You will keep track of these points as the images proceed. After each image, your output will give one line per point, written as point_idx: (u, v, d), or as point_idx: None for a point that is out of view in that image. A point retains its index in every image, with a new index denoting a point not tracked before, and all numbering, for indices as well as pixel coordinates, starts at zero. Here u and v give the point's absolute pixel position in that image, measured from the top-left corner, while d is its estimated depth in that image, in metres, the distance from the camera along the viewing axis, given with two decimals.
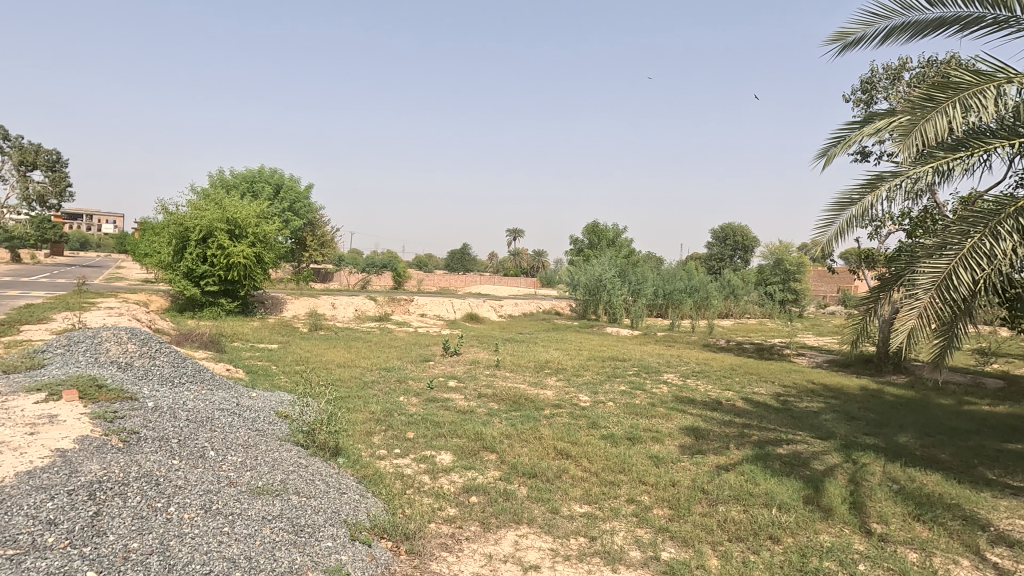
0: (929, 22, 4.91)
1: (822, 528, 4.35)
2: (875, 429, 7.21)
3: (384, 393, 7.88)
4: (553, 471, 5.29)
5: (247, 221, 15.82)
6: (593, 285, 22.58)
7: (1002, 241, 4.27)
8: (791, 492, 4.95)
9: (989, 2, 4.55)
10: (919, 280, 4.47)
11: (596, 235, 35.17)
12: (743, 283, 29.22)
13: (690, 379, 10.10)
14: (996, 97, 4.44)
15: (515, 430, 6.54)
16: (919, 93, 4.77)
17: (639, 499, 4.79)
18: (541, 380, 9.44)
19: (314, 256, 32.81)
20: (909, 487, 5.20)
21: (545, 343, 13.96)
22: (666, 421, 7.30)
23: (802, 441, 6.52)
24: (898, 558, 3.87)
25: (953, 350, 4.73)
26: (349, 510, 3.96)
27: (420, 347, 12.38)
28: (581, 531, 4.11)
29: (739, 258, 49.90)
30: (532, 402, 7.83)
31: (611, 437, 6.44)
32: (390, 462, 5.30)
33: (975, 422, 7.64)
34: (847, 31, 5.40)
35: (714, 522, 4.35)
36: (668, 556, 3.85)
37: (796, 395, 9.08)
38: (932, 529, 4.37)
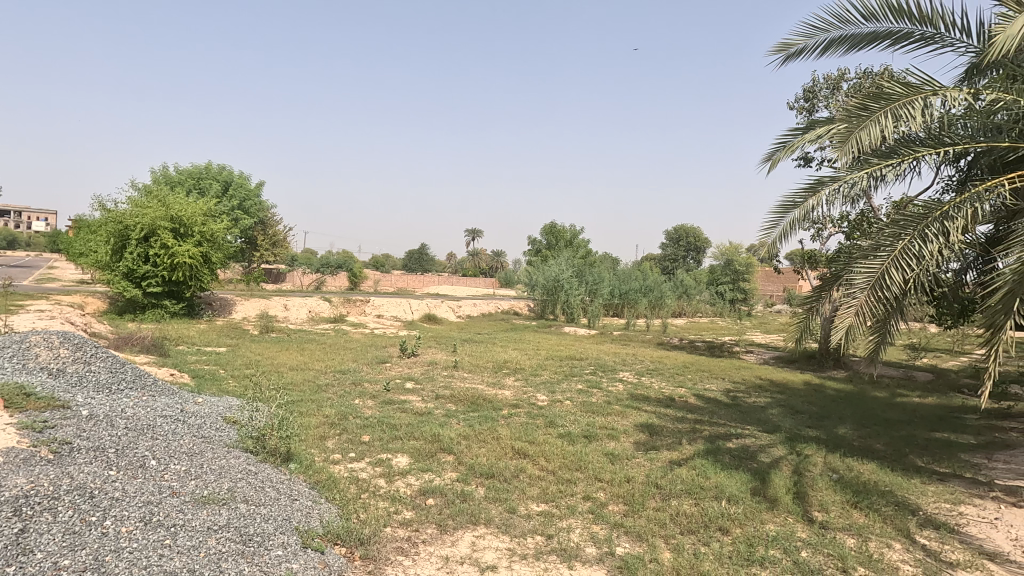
0: (864, 35, 5.18)
1: (768, 517, 4.52)
2: (816, 422, 7.57)
3: (338, 397, 7.71)
4: (509, 471, 5.30)
5: (192, 219, 15.15)
6: (551, 285, 22.83)
7: (928, 243, 4.56)
8: (740, 484, 5.14)
9: (917, 20, 4.85)
10: (856, 280, 4.71)
11: (553, 236, 35.38)
12: (695, 282, 30.04)
13: (645, 377, 10.33)
14: (922, 108, 4.75)
15: (473, 431, 6.52)
16: (854, 102, 5.04)
17: (594, 496, 4.86)
18: (499, 380, 9.45)
19: (265, 256, 31.68)
20: (847, 476, 5.49)
21: (503, 343, 13.98)
22: (621, 419, 7.43)
23: (750, 435, 6.78)
24: (836, 543, 4.08)
25: (886, 345, 5.03)
26: (300, 517, 3.85)
27: (377, 348, 12.17)
28: (537, 530, 4.14)
29: (692, 258, 51.01)
30: (490, 403, 7.83)
31: (568, 436, 6.51)
32: (345, 467, 5.19)
33: (906, 413, 8.13)
34: (790, 43, 5.64)
35: (666, 516, 4.46)
36: (622, 551, 3.92)
37: (745, 391, 9.43)
38: (867, 515, 4.63)
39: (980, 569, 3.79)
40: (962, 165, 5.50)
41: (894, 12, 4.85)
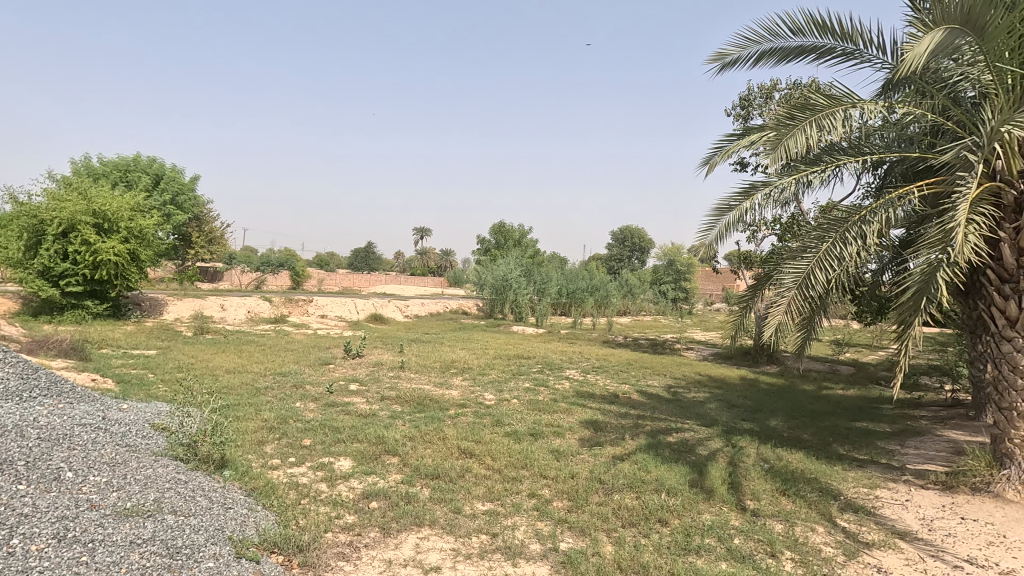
0: (792, 48, 5.48)
1: (704, 508, 4.71)
2: (750, 414, 7.96)
3: (278, 400, 7.44)
4: (455, 471, 5.28)
5: (118, 213, 14.22)
6: (500, 284, 22.85)
7: (848, 246, 4.88)
8: (679, 476, 5.33)
9: (839, 36, 5.17)
10: (784, 280, 4.99)
11: (502, 235, 35.42)
12: (640, 282, 30.90)
13: (590, 374, 10.52)
14: (843, 119, 5.08)
15: (419, 432, 6.45)
16: (783, 112, 5.33)
17: (539, 493, 4.91)
18: (446, 380, 9.39)
19: (200, 254, 30.12)
20: (777, 465, 5.80)
21: (450, 343, 13.90)
22: (567, 416, 7.55)
23: (689, 429, 7.04)
24: (766, 530, 4.30)
25: (811, 341, 5.34)
26: (234, 526, 3.68)
27: (320, 349, 11.82)
28: (482, 529, 4.14)
29: (637, 258, 52.19)
30: (437, 403, 7.77)
31: (515, 434, 6.55)
32: (284, 472, 5.01)
33: (830, 405, 8.68)
34: (725, 52, 5.87)
35: (609, 510, 4.57)
36: (566, 546, 3.99)
37: (685, 386, 9.79)
38: (794, 501, 4.90)
39: (892, 547, 4.10)
40: (878, 174, 5.93)
41: (819, 27, 5.15)
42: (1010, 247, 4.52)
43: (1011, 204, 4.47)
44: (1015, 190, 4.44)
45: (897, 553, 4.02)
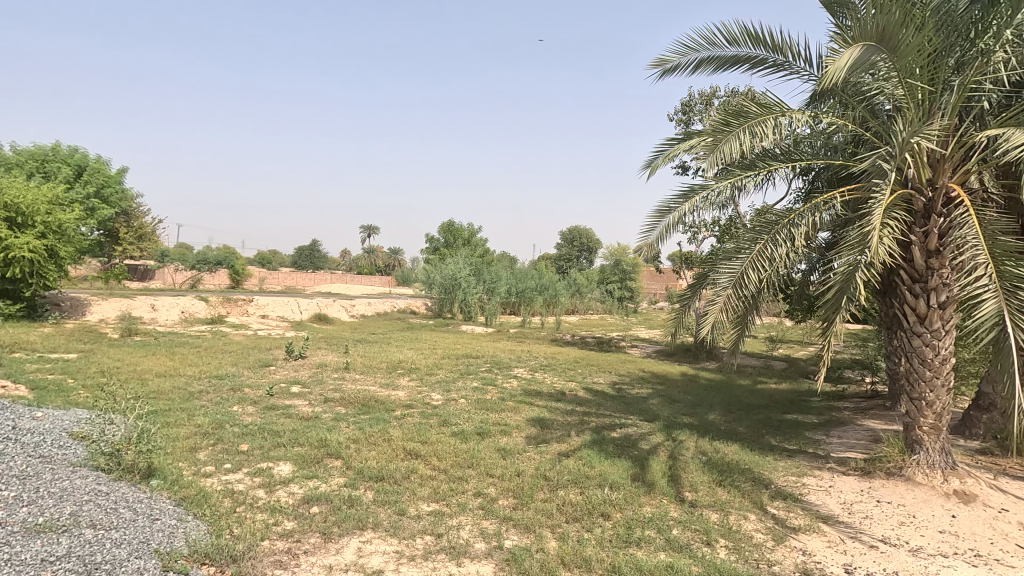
0: (728, 57, 5.72)
1: (645, 500, 4.86)
2: (690, 409, 8.26)
3: (213, 404, 7.10)
4: (401, 473, 5.21)
5: (33, 206, 13.18)
6: (449, 283, 22.73)
7: (778, 247, 5.15)
8: (622, 471, 5.47)
9: (771, 48, 5.44)
10: (720, 280, 5.20)
11: (451, 234, 35.14)
12: (588, 281, 31.43)
13: (538, 372, 10.62)
14: (774, 127, 5.35)
15: (363, 434, 6.32)
16: (719, 118, 5.56)
17: (485, 491, 4.92)
18: (393, 381, 9.23)
19: (128, 251, 28.32)
20: (714, 457, 6.05)
21: (397, 343, 13.70)
22: (514, 414, 7.59)
23: (632, 424, 7.24)
24: (703, 520, 4.47)
25: (745, 338, 5.59)
26: (161, 538, 3.49)
27: (259, 351, 11.37)
28: (426, 530, 4.11)
29: (585, 258, 53.20)
30: (382, 404, 7.63)
31: (462, 434, 6.53)
32: (218, 479, 4.80)
33: (764, 398, 9.13)
34: (666, 59, 6.06)
35: (553, 506, 4.63)
36: (510, 544, 4.01)
37: (630, 383, 10.05)
38: (729, 491, 5.13)
39: (816, 531, 4.36)
40: (806, 180, 6.28)
41: (752, 38, 5.40)
42: (919, 248, 4.90)
43: (921, 209, 4.86)
44: (924, 196, 4.82)
45: (821, 536, 4.27)
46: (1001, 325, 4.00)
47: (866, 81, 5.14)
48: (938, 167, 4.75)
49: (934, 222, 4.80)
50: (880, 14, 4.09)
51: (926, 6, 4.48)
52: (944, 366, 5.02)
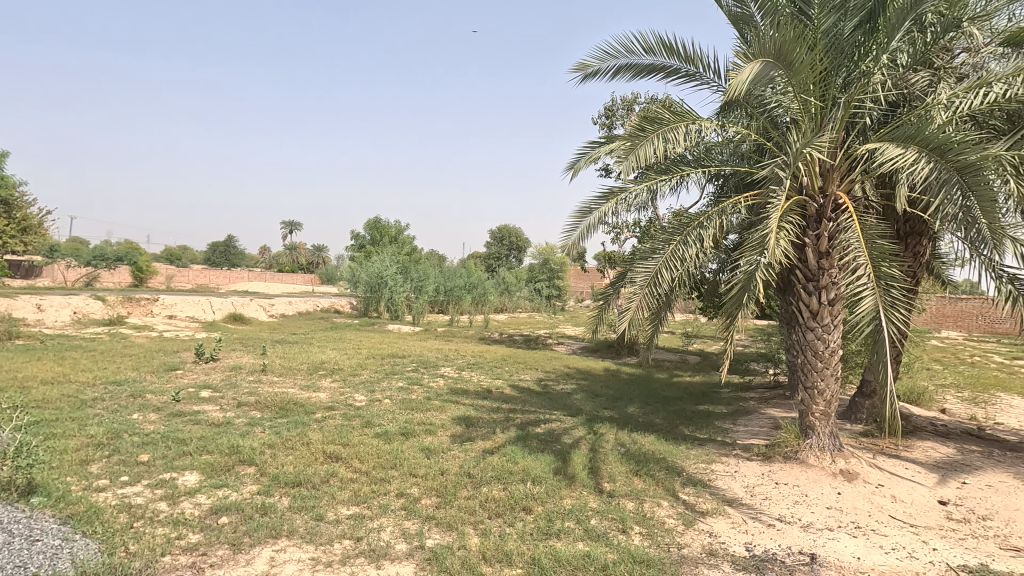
0: (644, 65, 5.97)
1: (566, 493, 4.99)
2: (611, 403, 8.57)
3: (109, 413, 6.53)
4: (319, 477, 5.04)
5: None
6: (374, 282, 22.25)
7: (690, 247, 5.45)
8: (544, 465, 5.58)
9: (683, 59, 5.74)
10: (637, 279, 5.42)
11: (377, 231, 34.29)
12: (516, 280, 31.75)
13: (465, 371, 10.62)
14: (686, 133, 5.65)
15: (280, 438, 6.05)
16: (634, 123, 5.78)
17: (408, 492, 4.86)
18: (313, 383, 8.89)
19: (9, 245, 25.40)
20: (632, 448, 6.32)
21: (319, 343, 13.21)
22: (440, 413, 7.55)
23: (556, 419, 7.41)
24: (619, 508, 4.66)
25: (660, 333, 5.87)
26: (42, 561, 3.18)
27: (165, 354, 10.57)
28: (345, 534, 4.00)
29: (513, 257, 53.60)
30: (302, 407, 7.34)
31: (385, 435, 6.41)
32: (113, 493, 4.42)
33: (679, 391, 9.64)
34: (587, 64, 6.22)
35: (476, 503, 4.65)
36: (432, 543, 3.99)
37: (555, 379, 10.27)
38: (644, 480, 5.38)
39: (721, 514, 4.66)
40: (716, 186, 6.68)
41: (666, 48, 5.67)
42: (812, 250, 5.36)
43: (814, 214, 5.31)
44: (816, 202, 5.27)
45: (726, 518, 4.58)
46: (877, 317, 4.46)
47: (767, 94, 5.56)
48: (828, 176, 5.22)
49: (825, 226, 5.27)
50: (776, 32, 4.46)
51: (816, 28, 4.92)
52: (833, 357, 5.51)
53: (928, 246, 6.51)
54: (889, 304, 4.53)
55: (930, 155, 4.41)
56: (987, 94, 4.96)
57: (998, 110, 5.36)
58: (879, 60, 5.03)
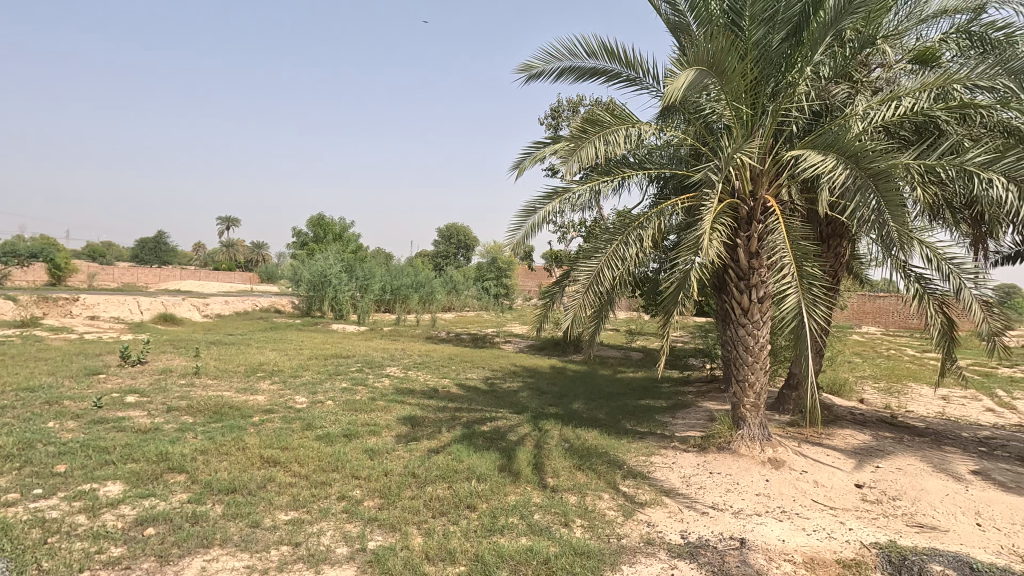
0: (587, 69, 6.09)
1: (510, 489, 5.03)
2: (556, 400, 8.70)
3: (20, 421, 6.04)
4: (256, 482, 4.86)
5: None
6: (317, 280, 21.61)
7: (629, 247, 5.62)
8: (489, 463, 5.61)
9: (624, 64, 5.90)
10: (579, 278, 5.53)
11: (321, 228, 33.31)
12: (464, 278, 31.65)
13: (411, 371, 10.50)
14: (625, 137, 5.81)
15: (213, 443, 5.78)
16: (576, 125, 5.89)
17: (350, 494, 4.77)
18: (250, 385, 8.55)
19: None
20: (576, 443, 6.44)
21: (258, 344, 12.71)
22: (384, 414, 7.44)
23: (502, 417, 7.45)
24: (562, 503, 4.76)
25: (602, 331, 6.01)
26: None
27: (86, 357, 9.88)
28: (283, 540, 3.89)
29: (462, 256, 53.37)
30: (238, 411, 7.05)
31: (327, 437, 6.25)
32: (23, 508, 4.10)
33: (623, 387, 9.90)
34: (531, 65, 6.28)
35: (420, 503, 4.62)
36: (374, 544, 3.94)
37: (502, 377, 10.32)
38: (587, 474, 5.50)
39: (659, 504, 4.84)
40: (656, 188, 6.90)
41: (607, 52, 5.81)
42: (743, 250, 5.65)
43: (744, 216, 5.59)
44: (746, 205, 5.55)
45: (663, 508, 4.75)
46: (799, 313, 4.76)
47: (702, 101, 5.81)
48: (757, 180, 5.51)
49: (754, 228, 5.56)
50: (709, 41, 4.68)
51: (746, 39, 5.18)
52: (762, 352, 5.82)
53: (847, 247, 6.99)
54: (810, 300, 4.84)
55: (846, 162, 4.75)
56: (897, 107, 5.37)
57: (906, 122, 5.81)
58: (803, 72, 5.35)
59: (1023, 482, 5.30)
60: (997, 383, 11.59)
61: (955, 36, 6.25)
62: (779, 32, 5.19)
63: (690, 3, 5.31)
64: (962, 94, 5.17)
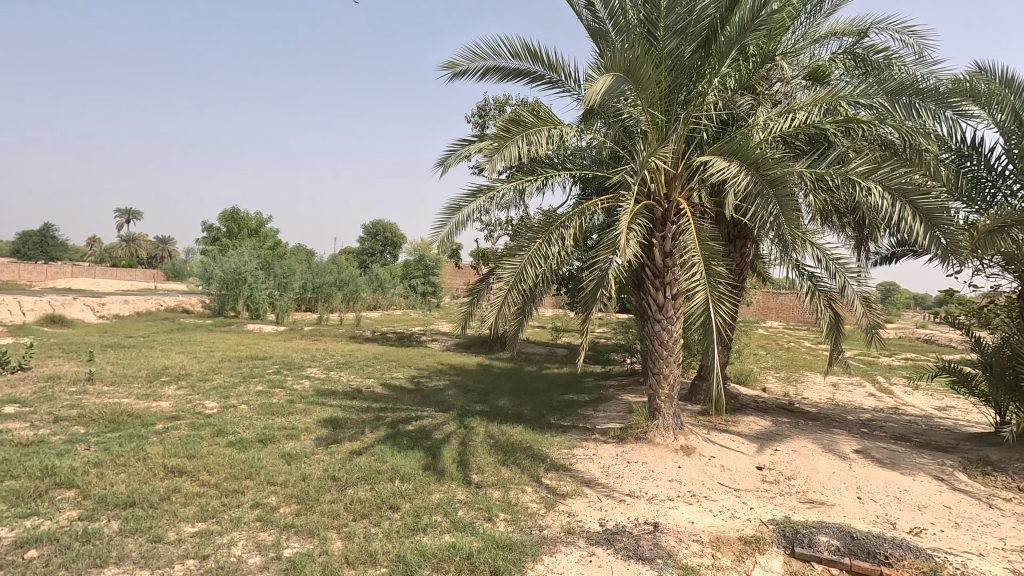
0: (511, 69, 6.16)
1: (434, 488, 5.01)
2: (482, 397, 8.75)
3: None
4: (158, 494, 4.53)
5: None
6: (231, 278, 20.37)
7: (551, 245, 5.75)
8: (414, 462, 5.56)
9: (547, 66, 6.03)
10: (504, 276, 5.58)
11: (235, 223, 31.42)
12: (391, 276, 31.00)
13: (333, 371, 10.16)
14: (548, 137, 5.92)
15: (109, 455, 5.33)
16: (500, 124, 5.91)
17: (264, 501, 4.56)
18: (153, 391, 7.95)
19: None
20: (501, 439, 6.51)
21: (163, 346, 11.82)
22: (304, 416, 7.16)
23: (427, 416, 7.39)
24: (487, 498, 4.80)
25: (526, 327, 6.11)
26: None
27: None
28: (189, 554, 3.66)
29: (389, 253, 52.23)
30: (138, 418, 6.53)
31: (240, 443, 5.93)
32: None
33: (548, 382, 10.12)
34: (455, 62, 6.26)
35: (340, 506, 4.50)
36: (291, 552, 3.79)
37: (428, 376, 10.22)
38: (511, 469, 5.58)
39: (580, 494, 5.00)
40: (578, 188, 7.09)
41: (531, 54, 5.91)
42: (659, 250, 5.94)
43: (659, 217, 5.89)
44: (661, 206, 5.84)
45: (583, 498, 4.92)
46: (707, 308, 5.09)
47: (620, 106, 6.05)
48: (671, 183, 5.81)
49: (669, 229, 5.86)
50: (626, 50, 4.89)
51: (661, 49, 5.45)
52: (676, 346, 6.15)
53: (751, 247, 7.53)
54: (717, 297, 5.18)
55: (748, 168, 5.12)
56: (793, 119, 5.85)
57: (801, 133, 6.34)
58: (712, 83, 5.71)
59: (896, 458, 5.96)
60: (878, 371, 12.93)
61: (843, 56, 6.88)
62: (690, 44, 5.50)
63: (609, 11, 5.52)
64: (847, 110, 5.72)
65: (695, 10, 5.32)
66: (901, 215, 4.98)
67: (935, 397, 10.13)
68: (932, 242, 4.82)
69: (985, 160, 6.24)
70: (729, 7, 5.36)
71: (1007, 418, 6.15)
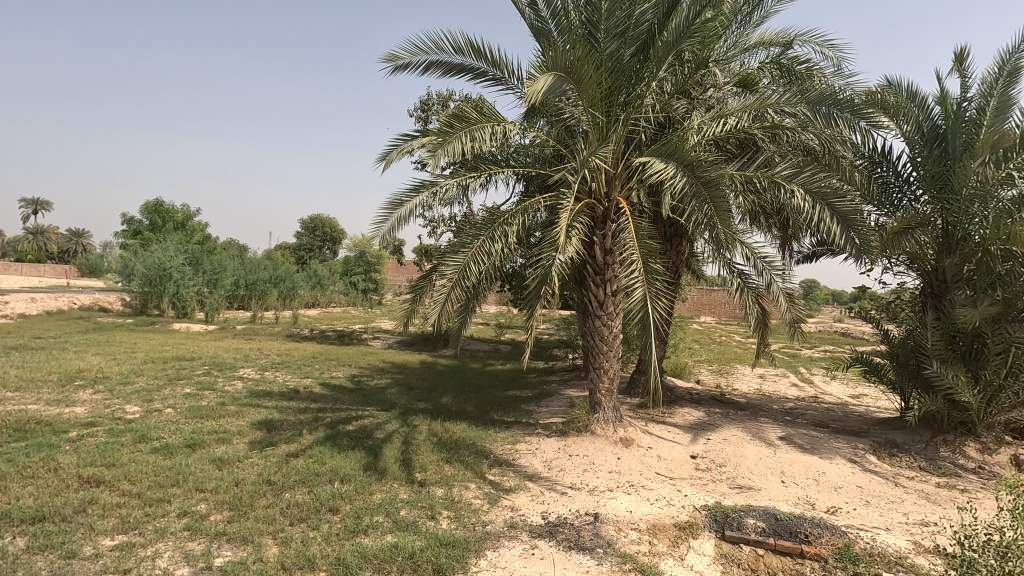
0: (454, 64, 6.11)
1: (376, 488, 4.93)
2: (425, 395, 8.64)
3: None
4: (73, 507, 4.20)
5: None
6: (154, 275, 19.10)
7: (495, 243, 5.76)
8: (354, 463, 5.43)
9: (491, 63, 6.02)
10: (447, 272, 5.52)
11: (158, 216, 29.49)
12: (329, 273, 29.99)
13: (268, 372, 9.74)
14: (490, 134, 5.91)
15: (15, 466, 4.88)
16: (441, 119, 5.78)
17: (192, 509, 4.32)
18: (66, 396, 7.35)
19: None
20: (444, 437, 6.47)
21: (77, 347, 10.96)
22: (236, 419, 6.84)
23: (368, 416, 7.23)
24: (429, 496, 4.76)
25: (468, 323, 6.08)
26: None
27: None
28: (108, 568, 3.42)
29: (327, 249, 50.55)
30: (49, 426, 6.02)
31: (165, 449, 5.59)
32: None
33: (491, 379, 10.13)
34: (397, 55, 6.14)
35: (276, 511, 4.34)
36: (222, 561, 3.62)
37: (369, 375, 10.00)
38: (454, 466, 5.56)
39: (523, 489, 5.05)
40: (521, 185, 7.15)
41: (474, 50, 5.89)
42: (599, 248, 6.08)
43: (600, 216, 6.02)
44: (602, 205, 5.98)
45: (526, 493, 4.98)
46: (645, 304, 5.25)
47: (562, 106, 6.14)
48: (611, 183, 5.97)
49: (609, 227, 6.02)
50: (567, 51, 4.98)
51: (601, 51, 5.56)
52: (616, 342, 6.32)
53: (686, 245, 7.86)
54: (654, 293, 5.35)
55: (683, 170, 5.31)
56: (724, 123, 6.13)
57: (732, 137, 6.65)
58: (650, 86, 5.87)
59: (815, 443, 6.38)
60: (801, 363, 13.77)
61: (770, 65, 7.27)
62: (629, 48, 5.64)
63: (551, 11, 5.58)
64: (773, 116, 6.04)
65: (634, 14, 5.46)
66: (821, 217, 5.33)
67: (849, 386, 10.92)
68: (847, 241, 5.20)
69: (893, 167, 6.78)
70: (666, 14, 5.54)
71: (910, 403, 6.71)
